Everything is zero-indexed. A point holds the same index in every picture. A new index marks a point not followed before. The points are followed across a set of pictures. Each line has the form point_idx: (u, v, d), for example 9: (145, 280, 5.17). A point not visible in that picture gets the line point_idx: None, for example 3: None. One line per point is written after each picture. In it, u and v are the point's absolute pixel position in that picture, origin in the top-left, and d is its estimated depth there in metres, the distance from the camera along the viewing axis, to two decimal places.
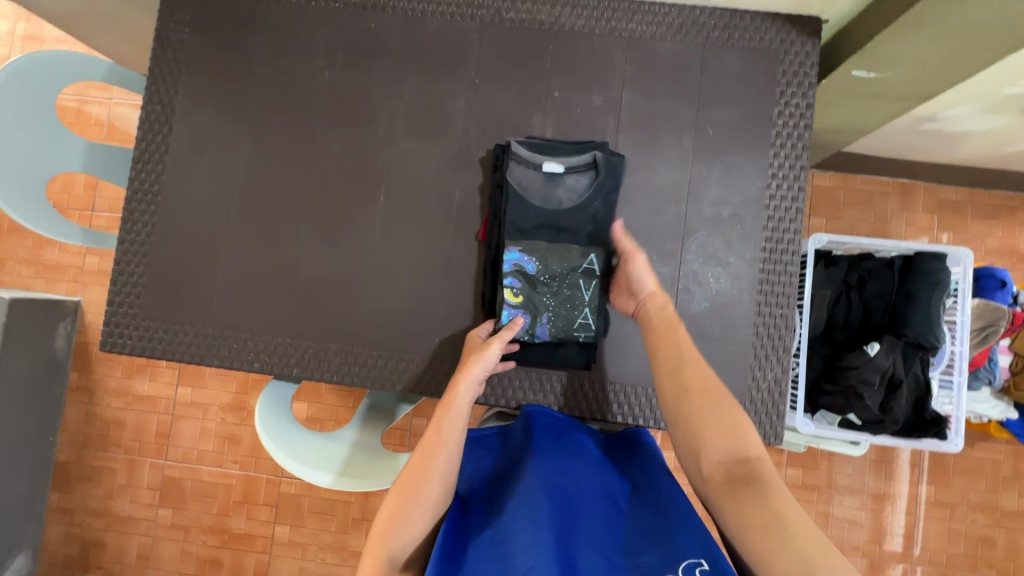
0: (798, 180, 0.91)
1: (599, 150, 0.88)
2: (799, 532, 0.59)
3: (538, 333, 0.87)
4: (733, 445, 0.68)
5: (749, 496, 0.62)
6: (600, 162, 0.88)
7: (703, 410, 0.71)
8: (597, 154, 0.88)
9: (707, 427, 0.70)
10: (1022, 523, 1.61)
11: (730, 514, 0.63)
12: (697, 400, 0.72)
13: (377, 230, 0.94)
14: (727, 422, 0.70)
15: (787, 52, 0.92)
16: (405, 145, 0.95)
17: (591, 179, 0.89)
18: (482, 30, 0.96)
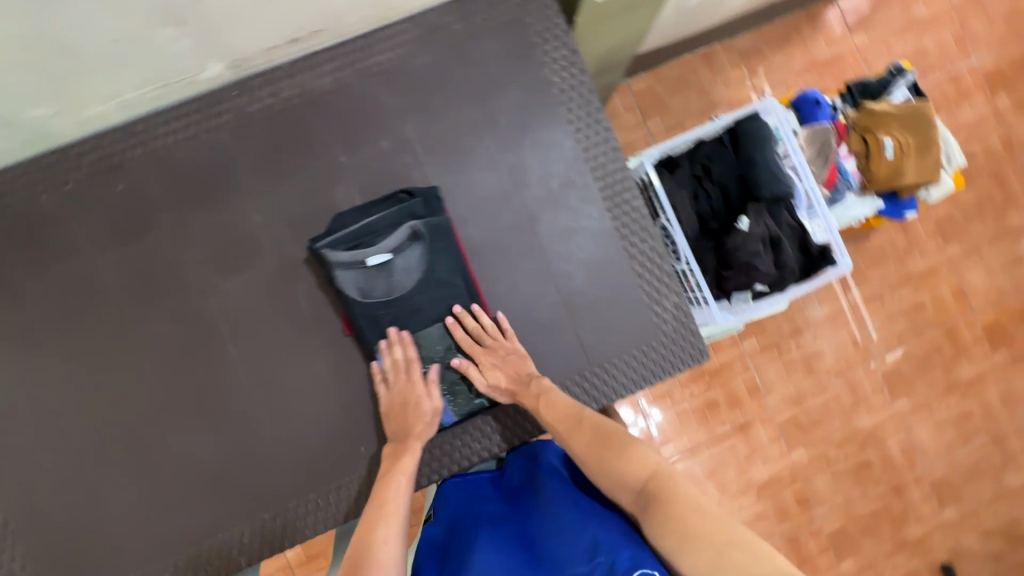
0: (600, 122, 0.92)
1: (416, 223, 0.81)
2: (714, 538, 0.58)
3: (444, 419, 0.85)
4: (628, 476, 0.68)
5: (662, 511, 0.62)
6: (425, 233, 0.81)
7: (604, 455, 0.71)
8: (417, 227, 0.81)
9: (609, 456, 0.70)
10: (936, 277, 1.80)
11: (655, 526, 0.62)
12: (595, 444, 0.73)
13: (247, 381, 0.86)
14: (622, 448, 0.70)
15: (528, 13, 0.92)
16: (225, 284, 0.87)
17: (424, 254, 0.81)
18: (237, 136, 0.88)
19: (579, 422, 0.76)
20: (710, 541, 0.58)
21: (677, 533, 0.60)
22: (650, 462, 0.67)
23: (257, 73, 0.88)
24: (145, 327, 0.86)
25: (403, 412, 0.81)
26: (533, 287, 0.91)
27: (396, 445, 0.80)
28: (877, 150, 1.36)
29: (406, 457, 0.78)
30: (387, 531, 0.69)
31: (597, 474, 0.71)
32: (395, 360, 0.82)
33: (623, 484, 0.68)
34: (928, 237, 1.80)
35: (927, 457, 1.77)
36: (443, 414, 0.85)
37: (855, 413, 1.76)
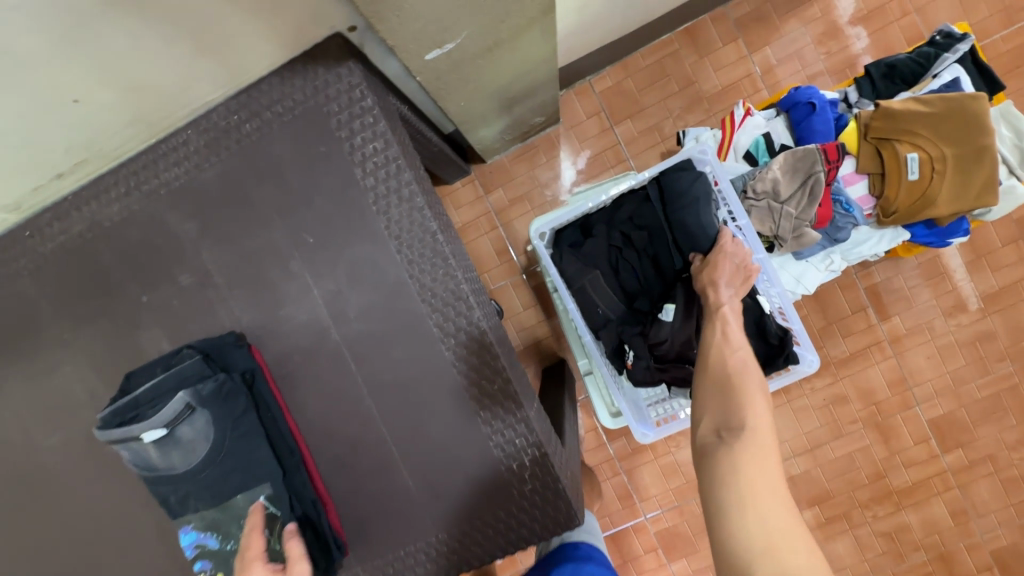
0: (427, 231, 0.72)
1: (190, 389, 0.68)
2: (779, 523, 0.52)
3: None
4: (729, 416, 0.61)
5: (735, 465, 0.57)
6: (205, 399, 0.69)
7: (718, 389, 0.65)
8: (193, 393, 0.68)
9: (725, 389, 0.64)
10: (1014, 297, 1.36)
11: (726, 477, 0.57)
12: (714, 378, 0.66)
13: (78, 542, 0.82)
14: (748, 389, 0.63)
15: (330, 99, 0.72)
16: (47, 441, 0.82)
17: (208, 422, 0.69)
18: (37, 279, 0.80)
19: (730, 347, 0.68)
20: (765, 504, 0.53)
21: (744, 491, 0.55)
22: (759, 418, 0.61)
23: (43, 208, 0.79)
24: None
25: None
26: (364, 438, 0.76)
27: None
28: (897, 170, 0.99)
29: None
30: None
31: (698, 403, 0.66)
32: (242, 564, 0.67)
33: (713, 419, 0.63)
34: (1005, 244, 1.35)
35: (990, 522, 1.40)
36: None
37: (888, 469, 1.43)
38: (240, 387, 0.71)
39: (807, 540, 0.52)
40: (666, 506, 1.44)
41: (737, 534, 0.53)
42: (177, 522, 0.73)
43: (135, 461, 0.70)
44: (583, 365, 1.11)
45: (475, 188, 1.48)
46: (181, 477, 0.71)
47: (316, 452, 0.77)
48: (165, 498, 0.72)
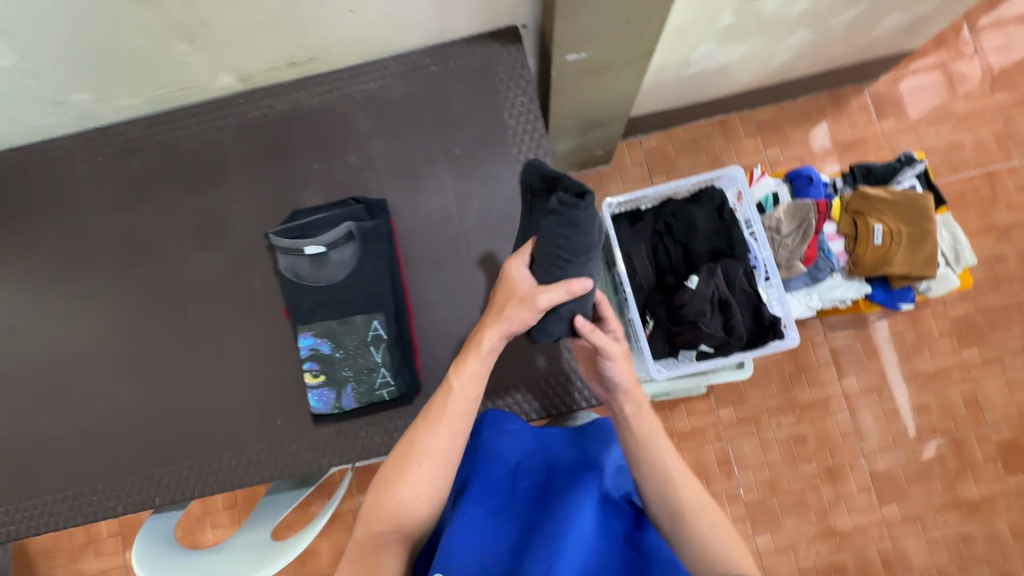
0: (546, 164, 0.99)
1: (351, 222, 0.90)
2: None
3: (346, 402, 0.90)
4: (728, 564, 0.72)
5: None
6: (358, 234, 0.91)
7: (698, 539, 0.75)
8: (352, 226, 0.90)
9: (708, 540, 0.74)
10: (945, 380, 1.67)
11: None
12: (683, 515, 0.77)
13: (197, 344, 0.99)
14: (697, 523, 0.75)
15: (498, 63, 1.03)
16: (197, 259, 1.01)
17: (355, 252, 0.91)
18: (234, 135, 1.04)
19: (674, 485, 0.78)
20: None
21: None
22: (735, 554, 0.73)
23: (261, 87, 1.04)
24: (128, 284, 1.01)
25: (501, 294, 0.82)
26: (457, 303, 0.97)
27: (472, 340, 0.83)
28: (866, 234, 1.33)
29: (474, 360, 0.82)
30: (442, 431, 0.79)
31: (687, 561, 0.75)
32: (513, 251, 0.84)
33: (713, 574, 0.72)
34: (942, 336, 1.68)
35: None
36: (346, 397, 0.90)
37: (833, 509, 1.63)
38: (381, 234, 0.92)
39: None
40: None
41: None
42: (299, 328, 0.91)
43: (288, 271, 0.91)
44: None
45: None
46: (318, 290, 0.91)
47: (417, 308, 0.98)
48: (298, 304, 0.91)
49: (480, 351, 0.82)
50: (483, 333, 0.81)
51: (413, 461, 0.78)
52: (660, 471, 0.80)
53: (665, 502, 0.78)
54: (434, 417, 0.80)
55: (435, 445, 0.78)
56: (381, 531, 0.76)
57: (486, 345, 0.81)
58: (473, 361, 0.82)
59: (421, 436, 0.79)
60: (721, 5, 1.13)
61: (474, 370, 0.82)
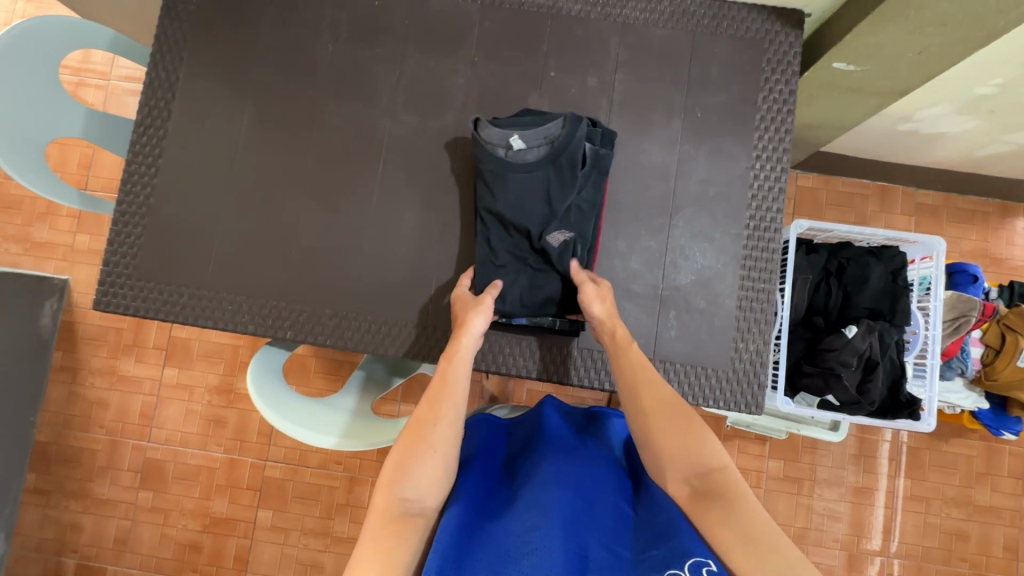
0: (781, 161, 0.95)
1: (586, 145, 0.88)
2: (794, 552, 0.60)
3: (515, 315, 0.90)
4: (698, 457, 0.71)
5: (713, 511, 0.65)
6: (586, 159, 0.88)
7: (674, 429, 0.74)
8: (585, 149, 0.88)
9: (683, 428, 0.74)
10: (995, 518, 1.66)
11: (702, 525, 0.65)
12: (670, 415, 0.75)
13: (374, 201, 0.96)
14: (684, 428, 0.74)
15: (771, 42, 0.97)
16: (405, 119, 0.98)
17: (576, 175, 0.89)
18: (483, 12, 0.99)
19: (651, 385, 0.78)
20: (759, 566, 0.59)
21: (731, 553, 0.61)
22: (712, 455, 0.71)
23: None
24: (329, 118, 0.98)
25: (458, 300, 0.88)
26: (640, 262, 0.94)
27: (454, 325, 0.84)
28: (1010, 351, 1.28)
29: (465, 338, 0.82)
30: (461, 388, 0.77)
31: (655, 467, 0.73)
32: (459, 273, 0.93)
33: (677, 469, 0.71)
34: (1009, 475, 1.66)
35: None
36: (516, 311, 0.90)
37: None
38: (577, 150, 0.87)
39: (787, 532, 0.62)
40: None
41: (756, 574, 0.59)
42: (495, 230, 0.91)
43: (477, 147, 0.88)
44: None
45: None
46: (502, 169, 0.88)
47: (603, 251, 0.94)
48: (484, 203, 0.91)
49: (467, 329, 0.82)
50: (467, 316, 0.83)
51: (428, 424, 0.72)
52: (633, 366, 0.81)
53: (630, 401, 0.78)
54: (438, 394, 0.76)
55: (441, 422, 0.73)
56: (404, 501, 0.66)
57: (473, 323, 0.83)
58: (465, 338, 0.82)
59: (422, 427, 0.72)
60: (997, 71, 1.08)
61: (460, 355, 0.80)
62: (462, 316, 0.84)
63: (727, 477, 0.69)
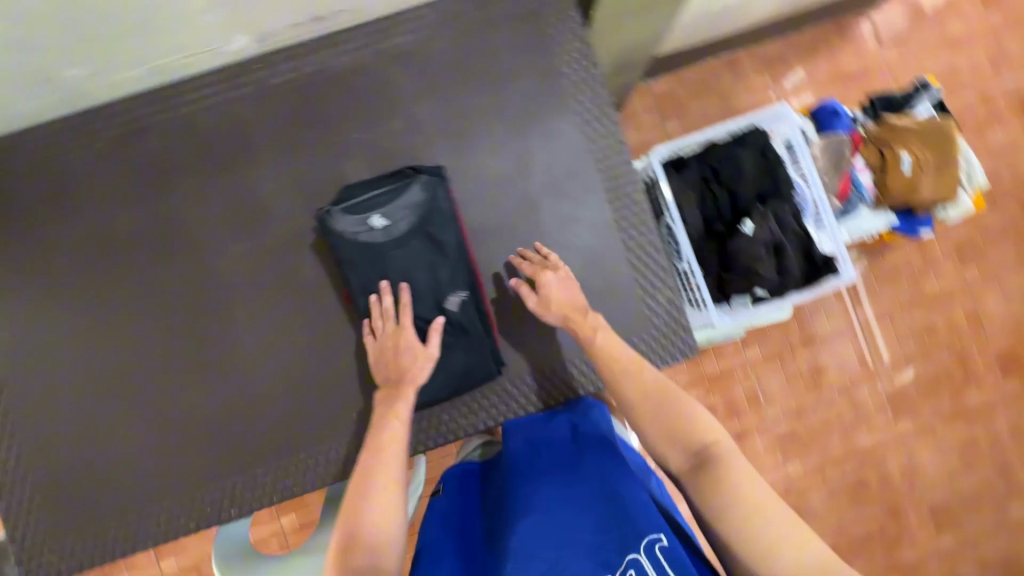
0: (607, 114, 0.94)
1: (411, 190, 0.81)
2: (770, 512, 0.60)
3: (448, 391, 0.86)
4: (688, 440, 0.69)
5: (708, 488, 0.64)
6: (420, 207, 0.81)
7: (664, 418, 0.72)
8: (414, 195, 0.81)
9: (666, 419, 0.72)
10: (948, 299, 1.76)
11: (696, 495, 0.65)
12: (654, 403, 0.74)
13: (249, 342, 0.91)
14: (678, 409, 0.72)
15: (545, 4, 0.93)
16: (237, 248, 0.91)
17: (416, 228, 0.82)
18: (258, 107, 0.93)
19: (637, 372, 0.77)
20: (755, 545, 0.58)
21: (731, 530, 0.60)
22: (709, 426, 0.69)
23: (279, 48, 0.92)
24: (162, 286, 0.91)
25: (388, 355, 0.81)
26: (525, 270, 0.92)
27: (391, 389, 0.79)
28: (894, 164, 1.34)
29: (400, 404, 0.77)
30: (395, 438, 0.73)
31: (654, 439, 0.72)
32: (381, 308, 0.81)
33: (670, 445, 0.70)
34: (945, 258, 1.76)
35: (926, 482, 1.74)
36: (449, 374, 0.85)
37: (855, 431, 1.74)
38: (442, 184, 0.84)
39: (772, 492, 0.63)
40: None
41: (750, 552, 0.58)
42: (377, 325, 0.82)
43: (338, 242, 0.80)
44: None
45: None
46: (373, 254, 0.81)
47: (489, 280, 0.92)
48: (354, 287, 0.83)
49: (409, 379, 0.79)
50: (408, 368, 0.80)
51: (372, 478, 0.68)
52: (608, 355, 0.79)
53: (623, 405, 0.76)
54: (381, 445, 0.72)
55: (383, 488, 0.67)
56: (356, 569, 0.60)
57: (413, 374, 0.79)
58: (411, 399, 0.78)
59: (366, 485, 0.67)
60: None
61: (405, 398, 0.78)
62: (404, 363, 0.80)
63: (718, 449, 0.67)
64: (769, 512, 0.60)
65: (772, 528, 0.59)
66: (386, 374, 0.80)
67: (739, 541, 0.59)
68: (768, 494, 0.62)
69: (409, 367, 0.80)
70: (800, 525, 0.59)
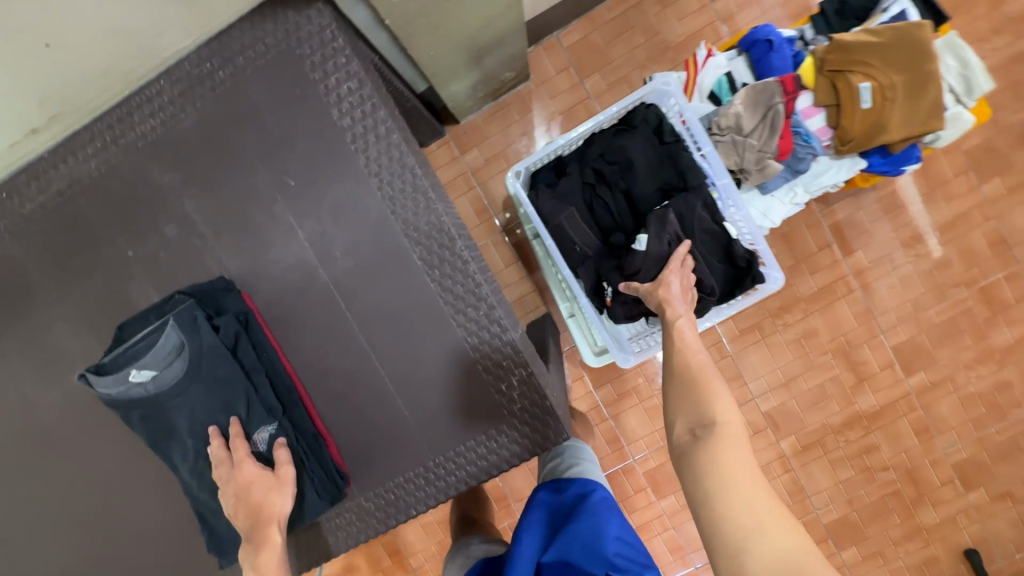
0: (406, 166, 0.75)
1: (172, 331, 0.69)
2: (762, 509, 0.55)
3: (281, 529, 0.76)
4: (699, 411, 0.64)
5: (704, 464, 0.59)
6: (187, 346, 0.69)
7: (690, 393, 0.66)
8: (177, 335, 0.69)
9: (691, 388, 0.66)
10: (966, 225, 1.35)
11: (689, 471, 0.61)
12: (680, 381, 0.68)
13: (86, 492, 0.85)
14: (703, 385, 0.66)
15: (302, 41, 0.73)
16: (44, 398, 0.83)
17: (189, 370, 0.70)
18: (20, 240, 0.81)
19: (686, 351, 0.71)
20: (730, 527, 0.55)
21: (713, 511, 0.57)
22: (727, 410, 0.63)
23: (21, 168, 0.79)
24: None
25: (242, 498, 0.70)
26: (352, 374, 0.79)
27: (251, 535, 0.69)
28: (851, 98, 1.04)
29: (263, 552, 0.68)
30: None
31: (670, 402, 0.67)
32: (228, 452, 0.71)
33: (682, 413, 0.65)
34: (956, 176, 1.34)
35: (950, 436, 1.41)
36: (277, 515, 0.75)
37: (855, 394, 1.42)
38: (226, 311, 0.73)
39: (774, 498, 0.56)
40: (652, 446, 1.43)
41: (723, 542, 0.54)
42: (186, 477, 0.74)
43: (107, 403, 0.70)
44: (566, 309, 1.15)
45: (450, 149, 1.43)
46: (152, 408, 0.71)
47: (313, 389, 0.80)
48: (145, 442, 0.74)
49: (268, 519, 0.69)
50: (268, 506, 0.70)
51: None
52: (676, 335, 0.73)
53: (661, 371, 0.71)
54: None
55: None
56: None
57: (275, 512, 0.70)
58: (274, 536, 0.69)
59: None
60: None
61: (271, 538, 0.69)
62: (262, 501, 0.70)
63: (729, 432, 0.61)
64: (760, 507, 0.55)
65: (750, 528, 0.54)
66: (241, 520, 0.70)
67: (717, 524, 0.56)
68: (771, 496, 0.57)
69: (263, 505, 0.70)
70: (793, 522, 0.55)
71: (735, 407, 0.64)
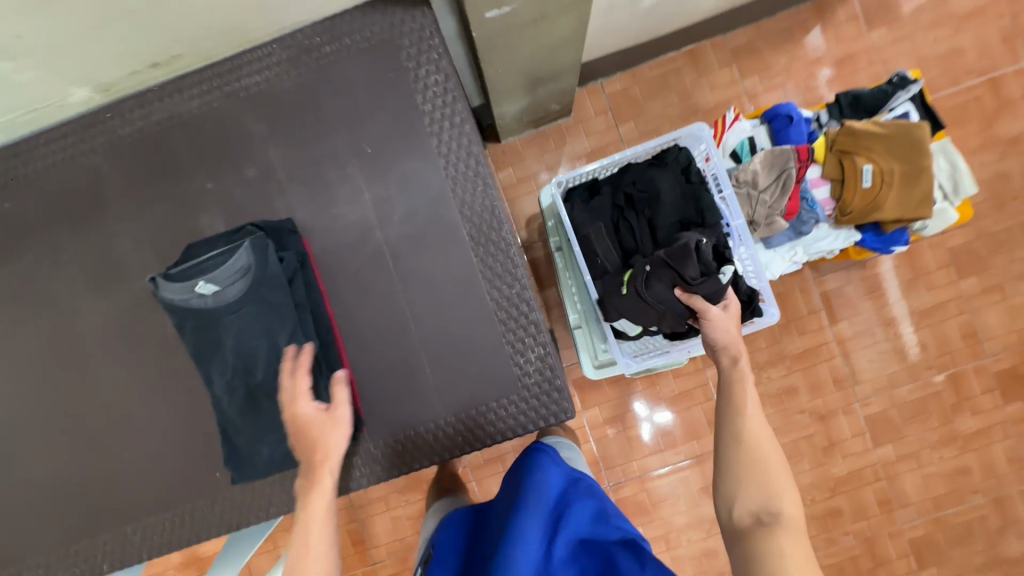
0: (472, 153, 0.85)
1: (240, 253, 0.77)
2: None
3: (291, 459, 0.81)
4: (766, 499, 0.73)
5: (769, 551, 0.69)
6: (250, 269, 0.77)
7: (752, 472, 0.75)
8: (244, 257, 0.77)
9: (759, 471, 0.75)
10: (942, 314, 1.48)
11: (749, 547, 0.70)
12: (748, 461, 0.76)
13: (111, 398, 0.89)
14: (769, 471, 0.75)
15: (404, 34, 0.85)
16: (95, 303, 0.89)
17: (247, 292, 0.77)
18: (109, 157, 0.89)
19: (749, 422, 0.79)
20: None
21: None
22: (790, 502, 0.73)
23: (127, 96, 0.88)
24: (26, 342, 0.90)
25: (302, 433, 0.75)
26: (386, 326, 0.87)
27: (306, 469, 0.75)
28: (854, 177, 1.19)
29: (315, 491, 0.73)
30: (321, 522, 0.71)
31: (731, 474, 0.76)
32: (292, 388, 0.76)
33: (743, 492, 0.75)
34: (938, 269, 1.47)
35: (909, 512, 1.48)
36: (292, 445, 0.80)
37: (827, 456, 1.49)
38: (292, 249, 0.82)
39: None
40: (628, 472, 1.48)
41: None
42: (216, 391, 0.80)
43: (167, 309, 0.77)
44: (574, 320, 1.24)
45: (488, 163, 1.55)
46: (205, 320, 0.78)
47: (347, 336, 0.87)
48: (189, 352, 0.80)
49: (325, 457, 0.74)
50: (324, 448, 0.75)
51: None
52: (740, 403, 0.81)
53: (724, 441, 0.80)
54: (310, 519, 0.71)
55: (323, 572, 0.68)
56: None
57: (330, 454, 0.75)
58: (326, 480, 0.74)
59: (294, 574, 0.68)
60: None
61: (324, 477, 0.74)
62: (322, 442, 0.75)
63: (794, 525, 0.71)
64: None
65: None
66: (302, 451, 0.75)
67: None
68: None
69: (323, 438, 0.75)
70: None
71: (794, 491, 0.74)
